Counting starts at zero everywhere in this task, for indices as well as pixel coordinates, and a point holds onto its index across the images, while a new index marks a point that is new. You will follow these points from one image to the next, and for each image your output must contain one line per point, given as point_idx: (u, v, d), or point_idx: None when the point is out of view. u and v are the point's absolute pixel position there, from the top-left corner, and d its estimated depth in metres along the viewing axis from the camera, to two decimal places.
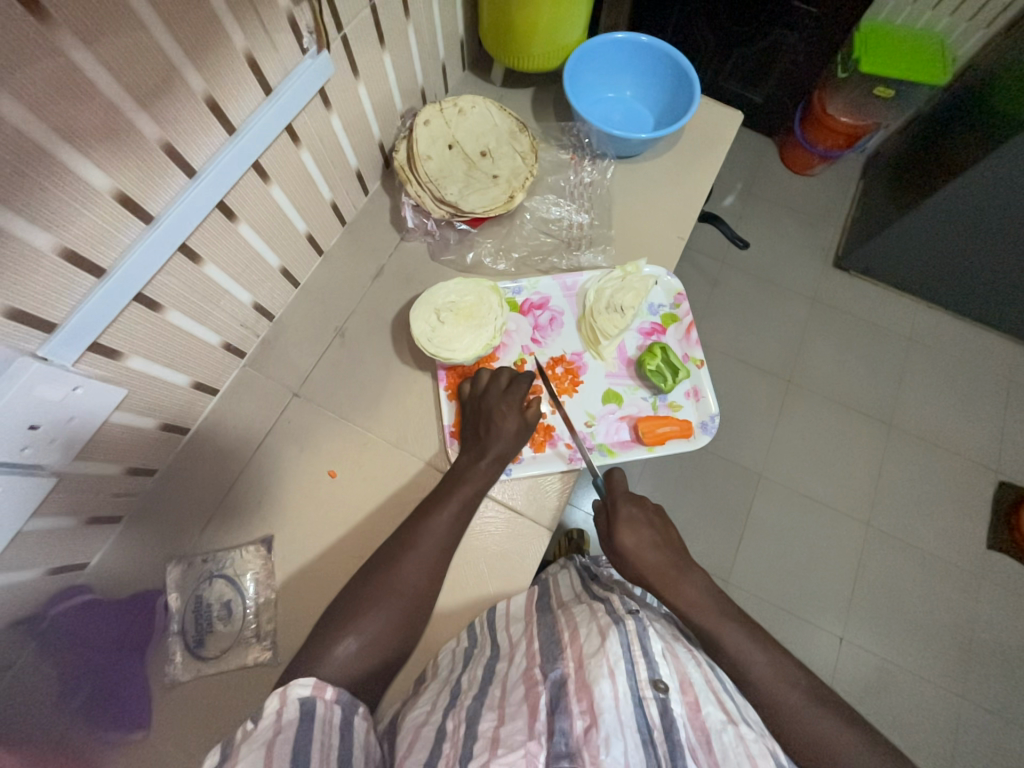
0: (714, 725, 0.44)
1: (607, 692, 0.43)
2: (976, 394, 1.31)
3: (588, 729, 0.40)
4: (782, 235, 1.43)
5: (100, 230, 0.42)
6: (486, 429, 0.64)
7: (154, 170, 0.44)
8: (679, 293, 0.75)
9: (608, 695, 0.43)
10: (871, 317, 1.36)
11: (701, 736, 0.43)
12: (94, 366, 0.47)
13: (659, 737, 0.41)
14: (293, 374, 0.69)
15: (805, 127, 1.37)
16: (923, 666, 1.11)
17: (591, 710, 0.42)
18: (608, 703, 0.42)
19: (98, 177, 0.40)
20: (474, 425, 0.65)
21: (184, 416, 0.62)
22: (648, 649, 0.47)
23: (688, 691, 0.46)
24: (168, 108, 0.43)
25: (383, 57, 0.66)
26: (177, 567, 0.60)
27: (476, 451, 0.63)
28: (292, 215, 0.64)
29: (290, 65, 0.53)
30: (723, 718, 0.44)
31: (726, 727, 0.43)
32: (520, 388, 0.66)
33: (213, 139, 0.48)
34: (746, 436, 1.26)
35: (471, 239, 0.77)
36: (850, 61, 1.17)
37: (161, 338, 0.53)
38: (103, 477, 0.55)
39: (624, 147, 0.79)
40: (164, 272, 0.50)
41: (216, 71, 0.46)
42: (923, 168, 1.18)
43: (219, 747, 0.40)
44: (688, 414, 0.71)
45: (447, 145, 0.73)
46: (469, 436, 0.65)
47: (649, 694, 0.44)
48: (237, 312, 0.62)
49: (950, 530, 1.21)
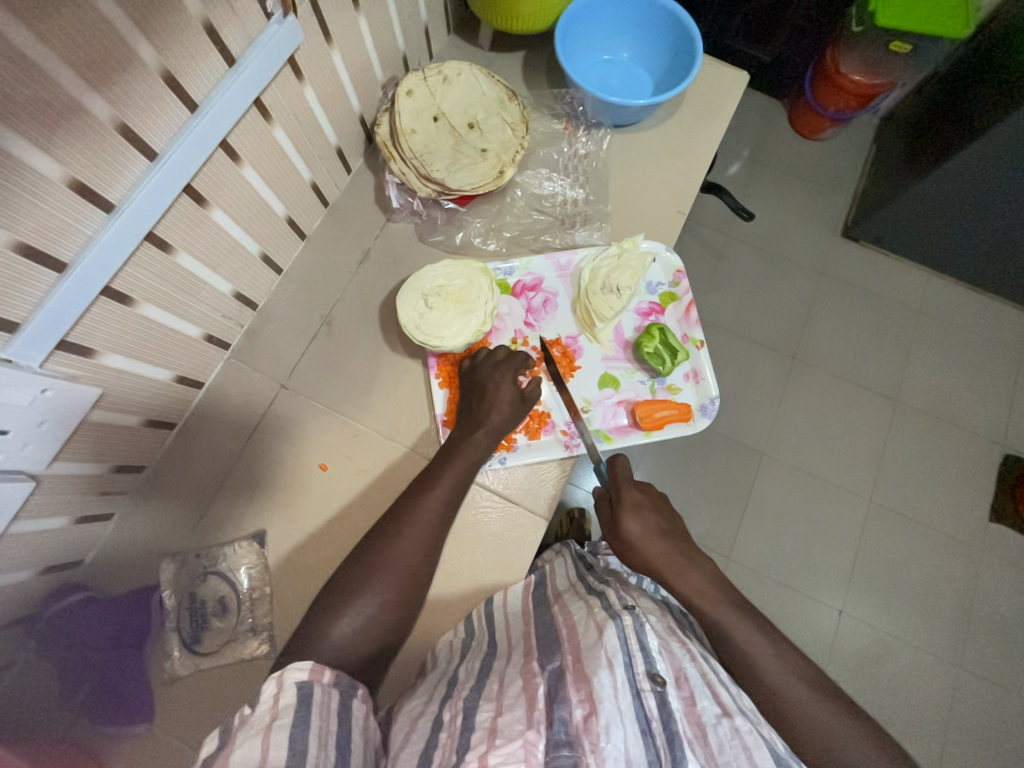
0: (709, 719, 0.43)
1: (607, 682, 0.42)
2: (985, 365, 1.28)
3: (587, 718, 0.40)
4: (789, 203, 1.38)
5: (57, 222, 0.40)
6: (477, 407, 0.62)
7: (110, 155, 0.41)
8: (679, 271, 0.72)
9: (608, 686, 0.42)
10: (879, 288, 1.32)
11: (696, 730, 0.42)
12: (63, 365, 0.45)
13: (657, 728, 0.41)
14: (280, 365, 0.67)
15: (815, 86, 1.29)
16: (922, 637, 1.12)
17: (590, 699, 0.41)
18: (608, 693, 0.42)
19: (46, 165, 0.37)
20: (466, 412, 0.63)
21: (169, 411, 0.61)
22: (645, 642, 0.47)
23: (682, 686, 0.45)
24: (123, 87, 0.40)
25: (358, 22, 0.61)
26: (171, 564, 0.60)
27: (467, 429, 0.62)
28: (269, 199, 0.60)
29: (254, 33, 0.49)
30: (718, 712, 0.43)
31: (721, 721, 0.43)
32: (513, 362, 0.65)
33: (174, 118, 0.45)
34: (749, 413, 1.24)
35: (460, 219, 0.74)
36: (866, 14, 1.08)
37: (135, 333, 0.51)
38: (89, 477, 0.54)
39: (621, 115, 0.74)
40: (131, 264, 0.47)
41: (171, 44, 0.42)
42: (938, 130, 1.12)
43: (216, 734, 0.40)
44: (688, 397, 0.69)
45: (432, 117, 0.69)
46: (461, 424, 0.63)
47: (647, 687, 0.43)
48: (216, 302, 0.60)
49: (954, 503, 1.20)
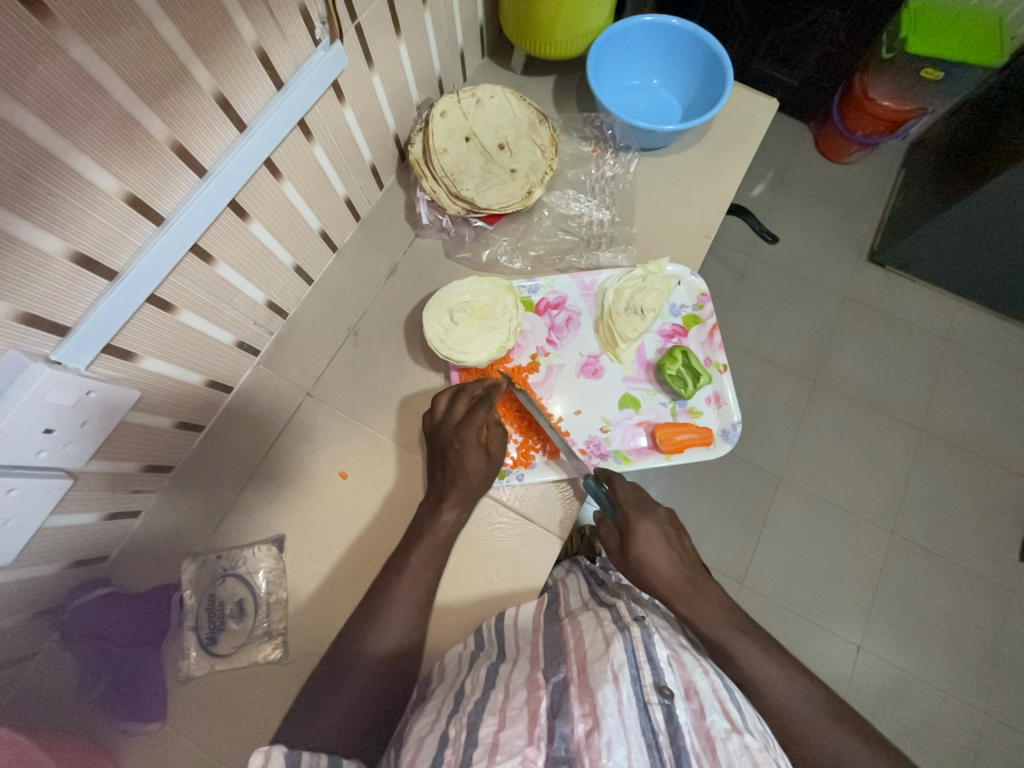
0: (718, 733, 0.42)
1: (611, 697, 0.42)
2: (1017, 398, 1.24)
3: (589, 733, 0.40)
4: (814, 227, 1.37)
5: (110, 233, 0.42)
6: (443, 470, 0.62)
7: (163, 171, 0.43)
8: (703, 294, 0.71)
9: (612, 700, 0.41)
10: (907, 315, 1.30)
11: (705, 744, 0.41)
12: (107, 368, 0.47)
13: (664, 742, 0.40)
14: (306, 373, 0.68)
15: (844, 112, 1.29)
16: (945, 679, 1.08)
17: (593, 713, 0.41)
18: (612, 707, 0.41)
19: (105, 179, 0.40)
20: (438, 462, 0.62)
21: (199, 413, 0.63)
22: (653, 654, 0.46)
23: (692, 699, 0.45)
24: (178, 107, 0.42)
25: (399, 46, 0.64)
26: (192, 563, 0.61)
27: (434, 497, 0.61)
28: (306, 213, 0.63)
29: (302, 58, 0.51)
30: (728, 727, 0.43)
31: (730, 736, 0.42)
32: (477, 418, 0.62)
33: (224, 136, 0.47)
34: (768, 437, 1.22)
35: (487, 237, 0.75)
36: (897, 41, 1.07)
37: (175, 338, 0.53)
38: (121, 474, 0.55)
39: (649, 139, 0.75)
40: (175, 273, 0.49)
41: (225, 68, 0.44)
42: (971, 159, 1.10)
43: None
44: (709, 421, 0.69)
45: (464, 138, 0.71)
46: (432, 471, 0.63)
47: (655, 700, 0.42)
48: (250, 311, 0.62)
49: (982, 539, 1.15)
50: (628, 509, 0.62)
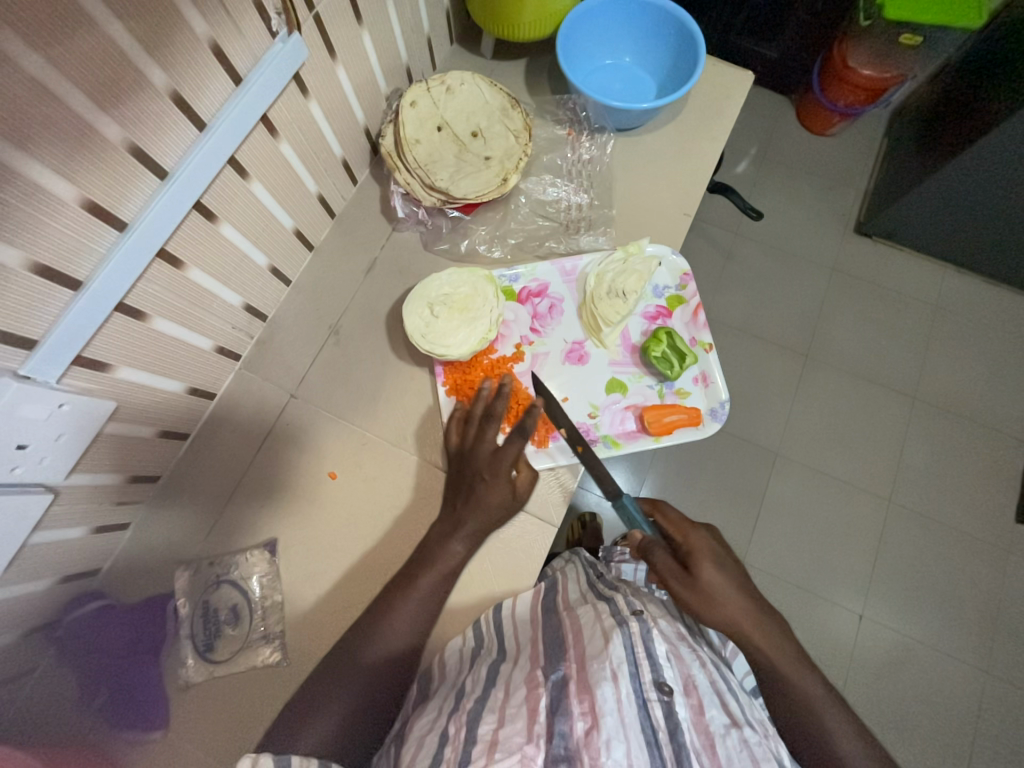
0: (717, 729, 0.42)
1: (609, 695, 0.42)
2: (1006, 361, 1.24)
3: (588, 731, 0.39)
4: (799, 200, 1.36)
5: (72, 241, 0.41)
6: (463, 504, 0.60)
7: (123, 176, 0.42)
8: (685, 274, 0.71)
9: (610, 698, 0.41)
10: (894, 284, 1.29)
11: (704, 740, 0.42)
12: (80, 380, 0.47)
13: (663, 739, 0.40)
14: (289, 374, 0.68)
15: (824, 82, 1.27)
16: (945, 642, 1.09)
17: (592, 712, 0.41)
18: (610, 706, 0.41)
19: (62, 187, 0.39)
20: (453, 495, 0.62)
21: (182, 422, 0.62)
22: (651, 649, 0.46)
23: (691, 694, 0.45)
24: (133, 109, 0.41)
25: (362, 36, 0.62)
26: (185, 572, 0.61)
27: (449, 529, 0.60)
28: (277, 212, 0.61)
29: (260, 51, 0.50)
30: (727, 722, 0.43)
31: (729, 731, 0.42)
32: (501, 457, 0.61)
33: (184, 137, 0.46)
34: (762, 413, 1.22)
35: (465, 227, 0.74)
36: (874, 7, 1.06)
37: (148, 347, 0.52)
38: (105, 487, 0.55)
39: (624, 119, 0.74)
40: (144, 280, 0.48)
41: (179, 67, 0.43)
42: (954, 122, 1.09)
43: None
44: (697, 401, 0.68)
45: (436, 127, 0.70)
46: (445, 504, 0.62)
47: (654, 696, 0.43)
48: (227, 315, 0.61)
49: (976, 503, 1.16)
50: (685, 529, 0.62)
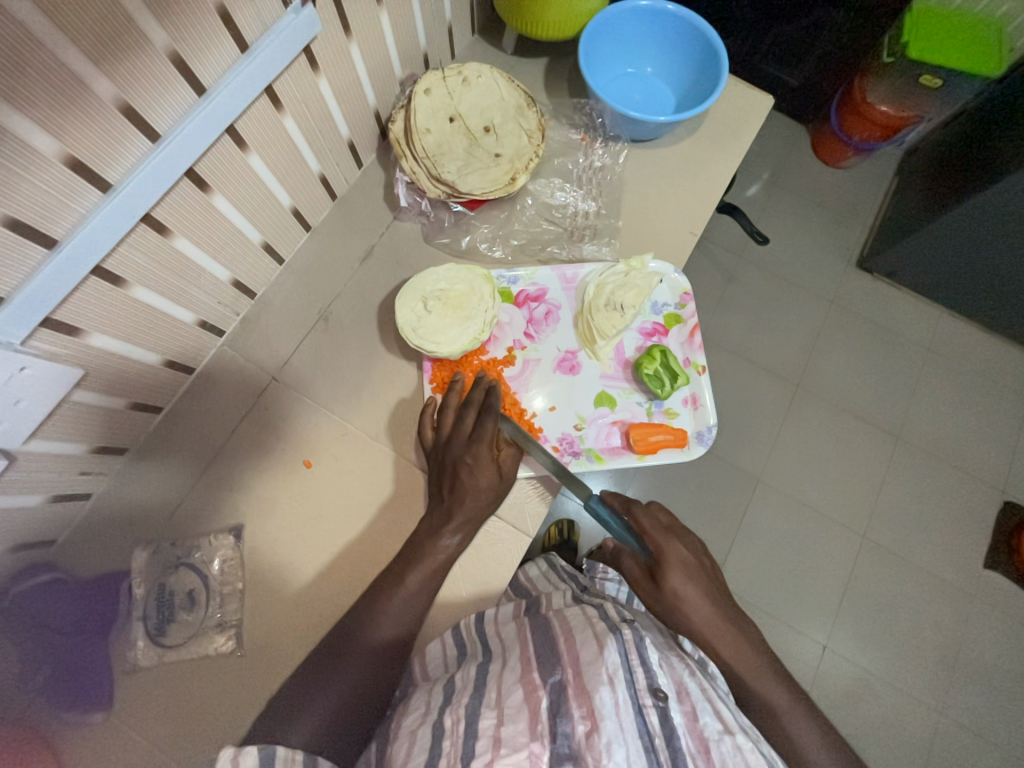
0: (711, 735, 0.42)
1: (608, 699, 0.41)
2: (991, 409, 1.25)
3: (589, 733, 0.39)
4: (806, 229, 1.36)
5: (49, 198, 0.39)
6: (450, 493, 0.59)
7: (111, 134, 0.40)
8: (686, 293, 0.70)
9: (609, 703, 0.41)
10: (891, 322, 1.30)
11: (699, 746, 0.41)
12: (48, 343, 0.44)
13: (660, 744, 0.40)
14: (273, 356, 0.66)
15: (842, 113, 1.28)
16: (906, 680, 1.10)
17: (592, 715, 0.40)
18: (609, 710, 0.41)
19: (41, 139, 0.37)
20: (439, 485, 0.60)
21: (155, 395, 0.60)
22: (646, 658, 0.45)
23: (685, 700, 0.44)
24: (127, 66, 0.39)
25: (380, 16, 0.60)
26: (144, 552, 0.59)
27: (438, 520, 0.58)
28: (275, 188, 0.59)
29: (271, 20, 0.48)
30: (720, 728, 0.42)
31: (723, 738, 0.42)
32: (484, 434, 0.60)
33: (181, 101, 0.44)
34: (749, 438, 1.22)
35: (467, 223, 0.73)
36: (898, 45, 1.06)
37: (126, 315, 0.50)
38: (67, 456, 0.53)
39: (640, 130, 0.73)
40: (125, 245, 0.46)
41: (182, 26, 0.41)
42: (965, 168, 1.10)
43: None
44: (685, 423, 0.68)
45: (448, 117, 0.68)
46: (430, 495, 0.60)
47: (649, 703, 0.42)
48: (213, 290, 0.59)
49: (949, 546, 1.18)
50: (657, 538, 0.61)
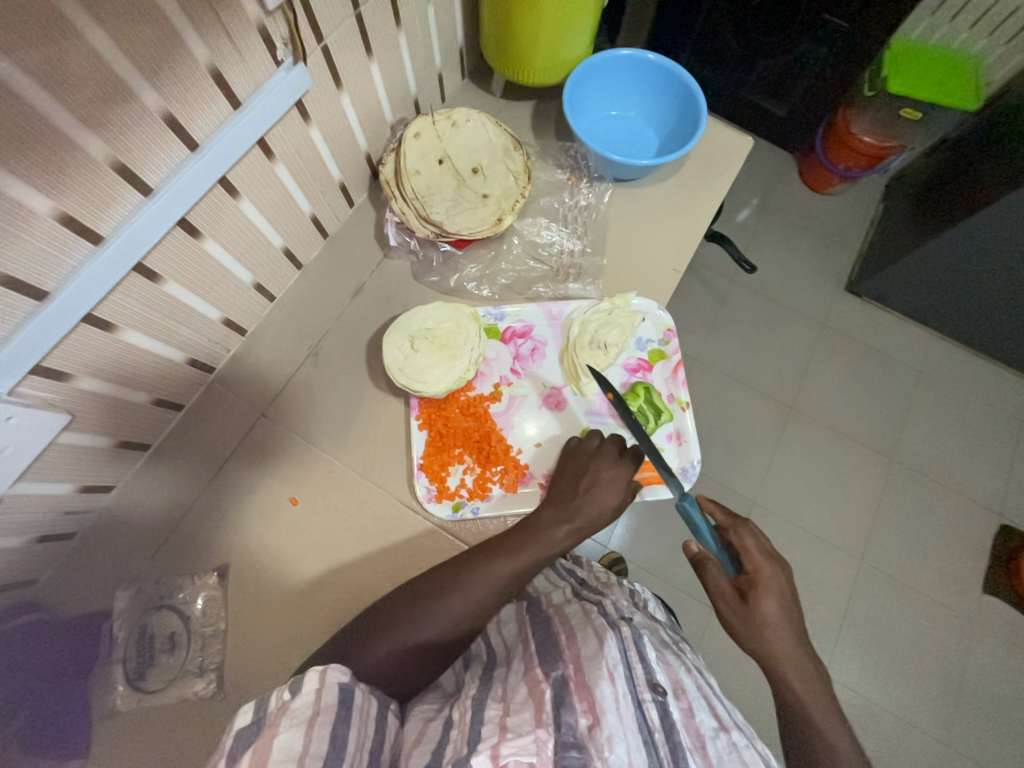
0: (707, 732, 0.42)
1: (608, 693, 0.41)
2: (983, 431, 1.26)
3: (591, 727, 0.39)
4: (796, 254, 1.39)
5: (41, 254, 0.40)
6: (583, 490, 0.60)
7: (103, 190, 0.42)
8: (669, 329, 0.71)
9: (609, 696, 0.41)
10: (881, 344, 1.32)
11: (695, 741, 0.42)
12: (35, 389, 0.45)
13: (660, 739, 0.40)
14: (263, 392, 0.67)
15: (827, 143, 1.31)
16: (908, 709, 1.08)
17: (593, 709, 0.40)
18: (610, 704, 0.41)
19: (37, 201, 0.38)
20: (569, 484, 0.61)
21: (143, 433, 0.60)
22: (644, 652, 0.46)
23: (681, 697, 0.45)
24: (121, 128, 0.41)
25: (371, 68, 0.63)
26: (127, 592, 0.59)
27: (562, 514, 0.58)
28: (266, 230, 0.61)
29: (262, 78, 0.50)
30: (716, 725, 0.43)
31: (718, 734, 0.42)
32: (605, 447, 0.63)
33: (172, 156, 0.46)
34: (743, 461, 1.23)
35: (456, 262, 0.74)
36: (879, 78, 1.11)
37: (116, 359, 0.51)
38: (54, 497, 0.53)
39: (624, 171, 0.75)
40: (117, 292, 0.47)
41: (175, 88, 0.43)
42: (944, 199, 1.13)
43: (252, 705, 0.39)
44: (670, 458, 0.68)
45: (438, 160, 0.70)
46: (556, 491, 0.61)
47: (649, 697, 0.43)
48: (204, 328, 0.60)
49: (946, 570, 1.17)
50: (759, 560, 0.58)
